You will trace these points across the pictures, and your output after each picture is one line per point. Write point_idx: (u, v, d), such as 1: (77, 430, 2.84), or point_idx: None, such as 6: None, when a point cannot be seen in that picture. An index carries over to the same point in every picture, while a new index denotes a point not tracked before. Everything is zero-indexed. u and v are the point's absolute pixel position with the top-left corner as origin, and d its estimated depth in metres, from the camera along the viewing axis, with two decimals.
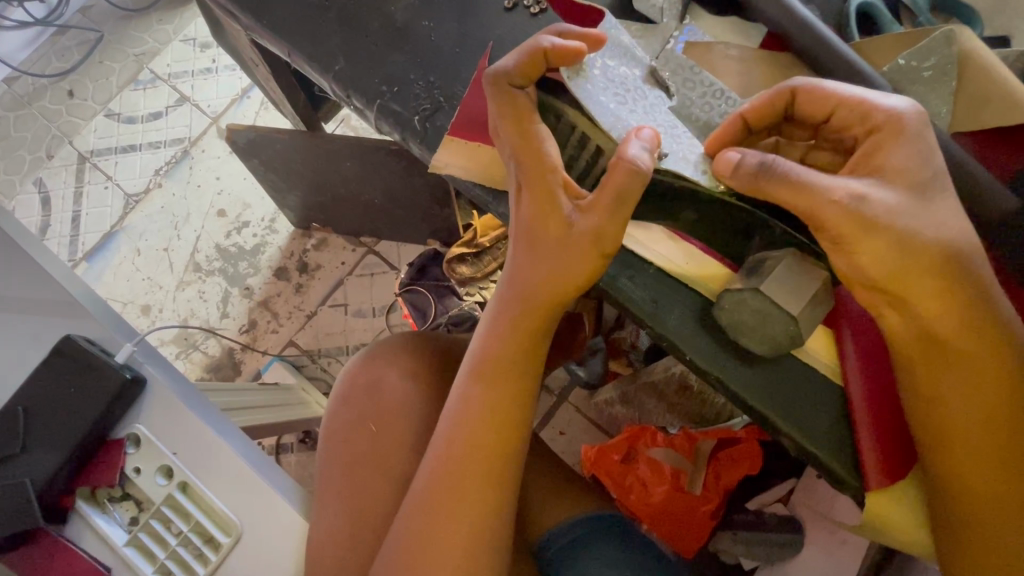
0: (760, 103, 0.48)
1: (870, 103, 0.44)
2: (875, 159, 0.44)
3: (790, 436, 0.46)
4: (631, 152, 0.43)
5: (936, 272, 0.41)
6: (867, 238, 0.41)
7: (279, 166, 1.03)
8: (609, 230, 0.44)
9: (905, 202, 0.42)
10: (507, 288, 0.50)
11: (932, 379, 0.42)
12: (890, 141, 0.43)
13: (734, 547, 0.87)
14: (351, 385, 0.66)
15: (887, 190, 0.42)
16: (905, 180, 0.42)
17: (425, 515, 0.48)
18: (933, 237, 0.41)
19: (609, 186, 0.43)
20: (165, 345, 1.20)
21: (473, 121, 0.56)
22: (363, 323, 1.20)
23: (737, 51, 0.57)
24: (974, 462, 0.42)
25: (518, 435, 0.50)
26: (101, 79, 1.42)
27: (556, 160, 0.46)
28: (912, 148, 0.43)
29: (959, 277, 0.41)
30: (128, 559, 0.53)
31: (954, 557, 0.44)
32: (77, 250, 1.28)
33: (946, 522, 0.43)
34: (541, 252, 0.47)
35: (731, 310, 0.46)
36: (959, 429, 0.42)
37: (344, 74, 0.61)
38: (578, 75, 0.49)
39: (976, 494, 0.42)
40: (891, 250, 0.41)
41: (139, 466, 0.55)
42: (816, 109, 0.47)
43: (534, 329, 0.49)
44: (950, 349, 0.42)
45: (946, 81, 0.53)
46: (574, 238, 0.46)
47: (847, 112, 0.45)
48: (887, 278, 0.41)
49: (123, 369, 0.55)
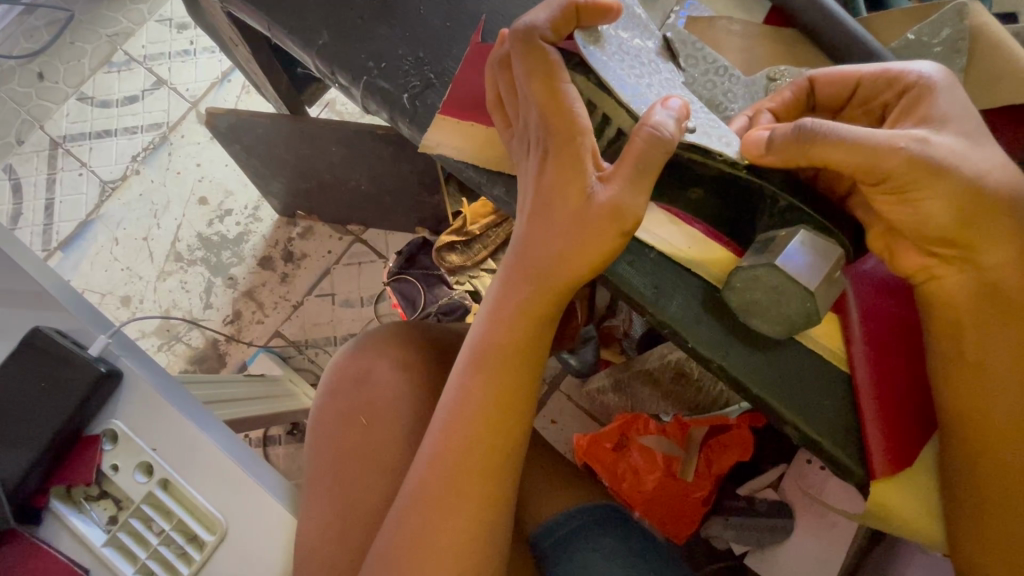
0: (785, 100, 0.48)
1: (896, 69, 0.44)
2: (921, 110, 0.43)
3: (793, 425, 0.45)
4: (656, 118, 0.43)
5: (996, 220, 0.40)
6: (932, 184, 0.40)
7: (261, 152, 1.00)
8: (627, 204, 0.43)
9: (959, 146, 0.41)
10: (518, 263, 0.47)
11: (985, 335, 0.41)
12: (928, 95, 0.43)
13: (724, 532, 0.87)
14: (339, 376, 0.64)
15: (944, 135, 0.41)
16: (955, 128, 0.41)
17: (416, 514, 0.46)
18: (992, 183, 0.40)
19: (631, 154, 0.42)
20: (147, 337, 1.16)
21: (467, 99, 0.54)
22: (351, 313, 1.17)
23: (740, 26, 0.55)
24: (1004, 438, 0.41)
25: (515, 427, 0.48)
26: (73, 61, 1.35)
27: (583, 123, 0.44)
28: (951, 101, 0.42)
29: (1014, 228, 0.40)
30: (105, 560, 0.50)
31: (969, 542, 0.43)
32: (51, 239, 1.23)
33: (962, 509, 0.43)
34: (562, 219, 0.45)
35: (744, 288, 0.44)
36: (1006, 394, 0.41)
37: (328, 50, 0.58)
38: (596, 46, 0.47)
39: (997, 473, 0.42)
40: (951, 202, 0.40)
41: (116, 464, 0.52)
42: (838, 87, 0.47)
43: (550, 304, 0.47)
44: (1012, 302, 0.41)
45: (957, 58, 0.50)
46: (594, 212, 0.43)
47: (873, 81, 0.45)
48: (949, 228, 0.40)
49: (99, 361, 0.52)
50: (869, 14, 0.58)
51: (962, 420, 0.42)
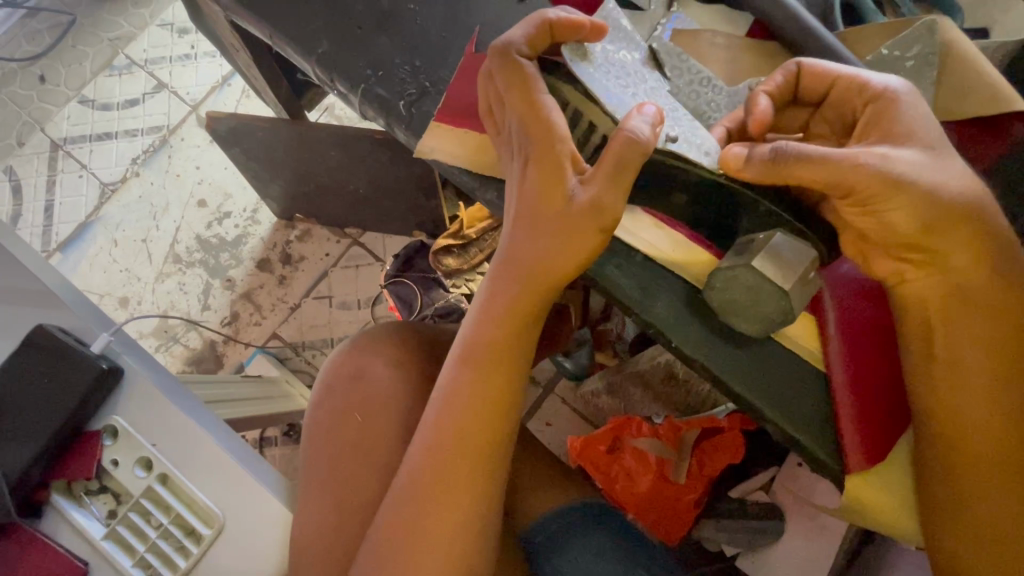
0: (777, 84, 0.49)
1: (864, 78, 0.47)
2: (884, 125, 0.45)
3: (773, 422, 0.47)
4: (632, 124, 0.44)
5: (959, 224, 0.42)
6: (898, 196, 0.42)
7: (261, 156, 1.01)
8: (608, 204, 0.45)
9: (920, 159, 0.43)
10: (504, 266, 0.49)
11: (951, 331, 0.43)
12: (892, 108, 0.45)
13: (717, 535, 0.88)
14: (336, 374, 0.66)
15: (905, 150, 0.43)
16: (915, 140, 0.44)
17: (410, 506, 0.48)
18: (952, 191, 0.42)
19: (608, 157, 0.44)
20: (145, 338, 1.18)
21: (461, 107, 0.56)
22: (348, 315, 1.19)
23: (724, 39, 0.57)
24: (973, 432, 0.43)
25: (505, 422, 0.49)
26: (74, 64, 1.37)
27: (561, 130, 0.46)
28: (913, 114, 0.45)
29: (974, 232, 0.42)
30: (106, 553, 0.51)
31: (945, 531, 0.45)
32: (51, 240, 1.24)
33: (937, 499, 0.44)
34: (546, 225, 0.46)
35: (724, 288, 0.46)
36: (973, 388, 0.43)
37: (327, 58, 0.60)
38: (582, 59, 0.49)
39: (971, 463, 0.43)
40: (915, 210, 0.42)
41: (117, 459, 0.54)
42: (815, 85, 0.49)
43: (535, 304, 0.49)
44: (975, 302, 0.43)
45: (928, 71, 0.52)
46: (576, 213, 0.45)
47: (845, 86, 0.47)
48: (914, 233, 0.42)
49: (100, 358, 0.53)
50: (847, 27, 0.60)
51: (934, 414, 0.44)
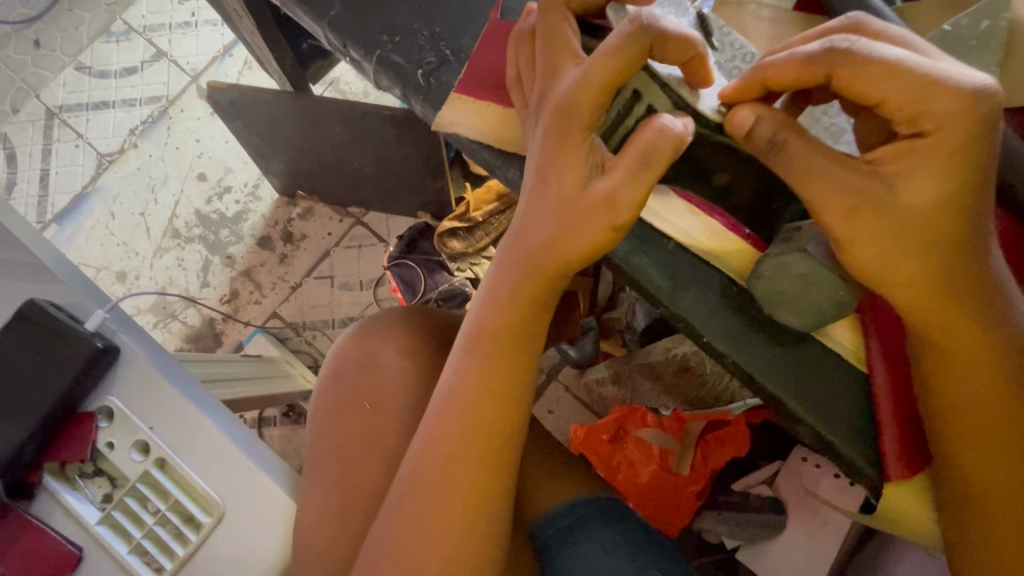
0: (806, 66, 0.37)
1: (925, 99, 0.35)
2: (910, 163, 0.37)
3: (811, 425, 0.44)
4: (665, 118, 0.40)
5: (940, 269, 0.37)
6: (866, 231, 0.37)
7: (263, 129, 0.97)
8: (624, 198, 0.41)
9: (911, 204, 0.37)
10: (512, 251, 0.46)
11: (943, 368, 0.40)
12: (925, 151, 0.36)
13: (717, 526, 0.86)
14: (344, 359, 0.63)
15: (894, 191, 0.37)
16: (925, 187, 0.36)
17: (415, 500, 0.46)
18: (942, 236, 0.37)
19: (636, 145, 0.40)
20: (142, 314, 1.15)
21: (484, 77, 0.52)
22: (350, 297, 1.16)
23: (769, 12, 0.53)
24: (975, 453, 0.40)
25: (512, 418, 0.46)
26: (70, 29, 1.32)
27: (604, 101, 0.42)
28: (944, 163, 0.36)
29: (954, 278, 0.38)
30: (101, 539, 0.49)
31: (960, 541, 0.43)
32: (46, 211, 1.21)
33: (955, 509, 0.42)
34: (555, 209, 0.43)
35: (772, 277, 0.42)
36: (962, 416, 0.40)
37: (339, 22, 0.56)
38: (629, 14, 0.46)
39: (984, 483, 0.41)
40: (889, 250, 0.37)
41: (112, 442, 0.51)
42: (859, 84, 0.36)
43: (539, 292, 0.45)
44: (952, 346, 0.39)
45: (993, 51, 0.48)
46: (590, 200, 0.42)
47: (892, 102, 0.36)
48: (885, 271, 0.38)
49: (94, 336, 0.50)
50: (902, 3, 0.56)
51: (950, 434, 0.41)
